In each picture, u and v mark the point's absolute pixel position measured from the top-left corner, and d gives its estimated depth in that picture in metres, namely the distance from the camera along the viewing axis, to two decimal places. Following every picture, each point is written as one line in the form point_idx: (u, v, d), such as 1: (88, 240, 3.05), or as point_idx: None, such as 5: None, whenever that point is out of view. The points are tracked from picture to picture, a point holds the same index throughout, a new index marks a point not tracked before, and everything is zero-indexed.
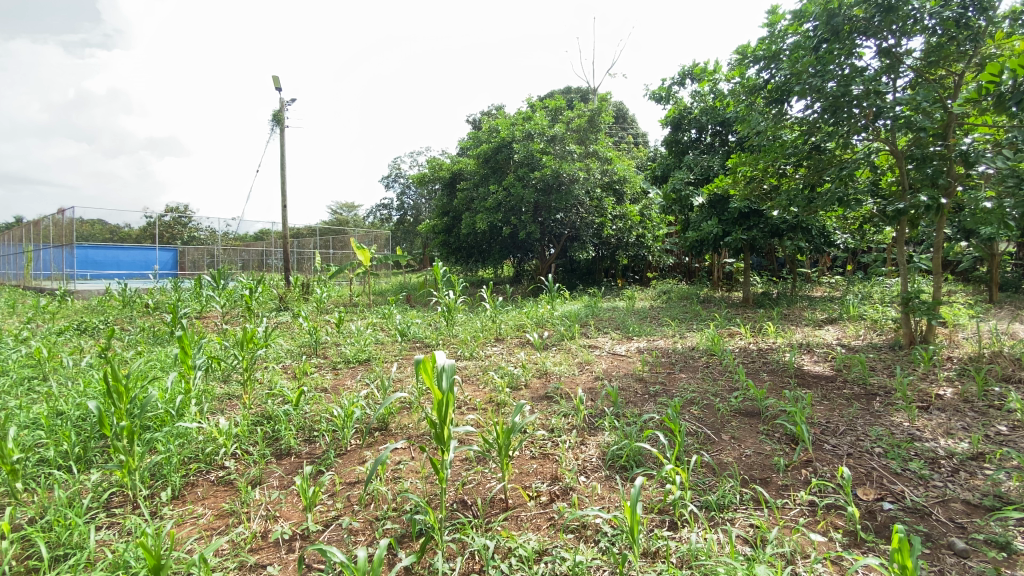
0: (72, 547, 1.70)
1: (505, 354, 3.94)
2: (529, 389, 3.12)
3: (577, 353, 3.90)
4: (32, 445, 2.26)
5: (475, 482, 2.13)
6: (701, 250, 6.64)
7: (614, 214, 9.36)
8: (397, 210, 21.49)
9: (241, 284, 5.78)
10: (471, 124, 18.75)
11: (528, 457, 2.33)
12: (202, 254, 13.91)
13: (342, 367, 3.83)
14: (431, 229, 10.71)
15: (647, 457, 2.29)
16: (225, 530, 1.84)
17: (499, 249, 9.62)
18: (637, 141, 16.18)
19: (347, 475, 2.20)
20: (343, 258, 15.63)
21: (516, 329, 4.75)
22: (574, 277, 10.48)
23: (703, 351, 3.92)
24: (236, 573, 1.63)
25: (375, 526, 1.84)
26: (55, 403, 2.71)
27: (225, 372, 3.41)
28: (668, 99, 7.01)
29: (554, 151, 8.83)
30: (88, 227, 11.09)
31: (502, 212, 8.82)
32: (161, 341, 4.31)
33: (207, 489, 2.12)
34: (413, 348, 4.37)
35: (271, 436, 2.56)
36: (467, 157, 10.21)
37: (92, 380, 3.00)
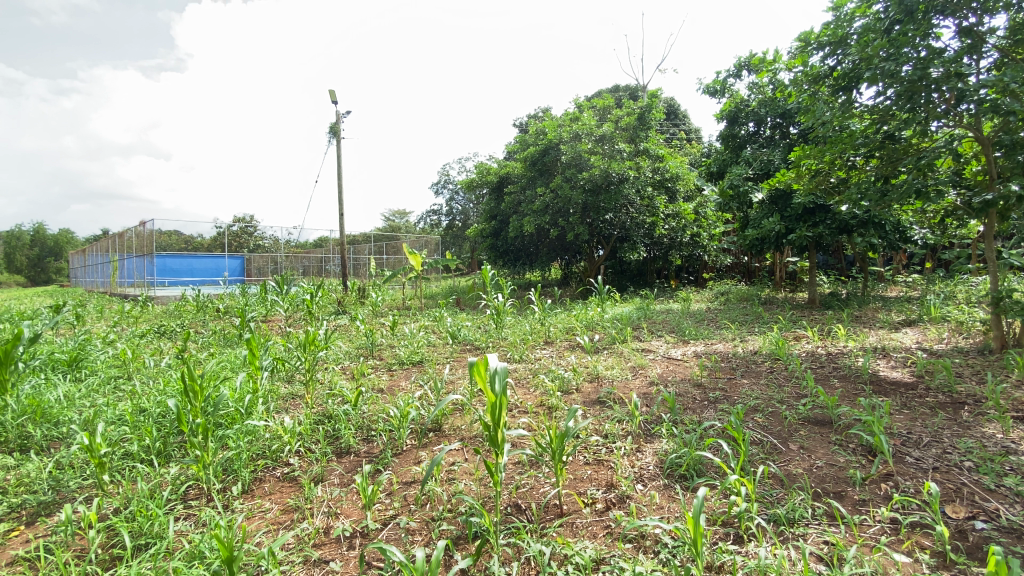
0: (153, 537, 1.82)
1: (555, 357, 3.90)
2: (581, 393, 3.07)
3: (629, 357, 3.80)
4: (119, 439, 2.46)
5: (529, 486, 2.11)
6: (760, 249, 6.33)
7: (666, 213, 9.03)
8: (447, 215, 21.94)
9: (302, 289, 6.05)
10: (518, 128, 18.84)
11: (582, 463, 2.28)
12: (267, 261, 14.73)
13: (396, 368, 3.94)
14: (479, 233, 10.83)
15: (708, 467, 2.19)
16: (291, 525, 1.91)
17: (548, 251, 9.60)
18: (689, 137, 15.65)
19: (403, 475, 2.24)
20: (396, 263, 16.05)
21: (566, 332, 4.71)
22: (625, 279, 10.28)
23: (766, 356, 3.72)
24: (301, 567, 1.69)
25: (431, 526, 1.85)
26: (138, 401, 2.93)
27: (288, 372, 3.57)
28: (723, 92, 6.74)
29: (603, 150, 8.63)
30: (166, 237, 12.02)
31: (550, 214, 8.79)
32: (230, 343, 4.58)
33: (274, 485, 2.22)
34: (463, 350, 4.41)
35: (332, 435, 2.65)
36: (514, 161, 10.27)
37: (170, 380, 3.23)
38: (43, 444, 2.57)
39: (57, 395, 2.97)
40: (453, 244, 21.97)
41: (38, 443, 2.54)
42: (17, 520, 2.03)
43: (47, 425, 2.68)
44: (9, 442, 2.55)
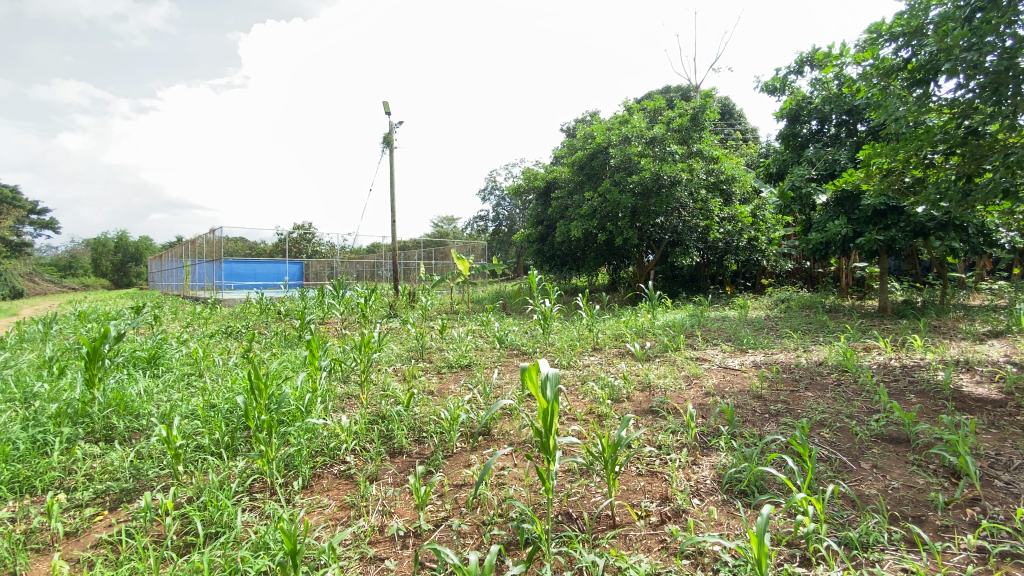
0: (222, 526, 1.92)
1: (604, 364, 3.83)
2: (632, 402, 3.00)
3: (683, 366, 3.68)
4: (192, 432, 2.63)
5: (580, 495, 2.07)
6: (823, 254, 5.99)
7: (721, 216, 8.71)
8: (494, 221, 22.20)
9: (356, 293, 6.28)
10: (566, 132, 18.84)
11: (635, 473, 2.22)
12: (324, 266, 15.40)
13: (446, 371, 4.00)
14: (525, 238, 10.86)
15: (771, 483, 2.08)
16: (348, 521, 1.97)
17: (595, 256, 9.48)
18: (745, 137, 15.06)
19: (454, 477, 2.26)
20: (444, 268, 16.34)
21: (615, 338, 4.62)
22: (677, 285, 10.12)
23: (832, 368, 3.49)
24: (358, 563, 1.73)
25: (482, 530, 1.86)
26: (209, 397, 3.12)
27: (345, 373, 3.70)
28: (783, 90, 6.46)
29: (653, 152, 8.46)
30: (233, 244, 12.82)
31: (598, 218, 8.70)
32: (291, 344, 4.82)
33: (331, 482, 2.30)
34: (511, 356, 4.40)
35: (385, 435, 2.72)
36: (561, 166, 10.27)
37: (237, 378, 3.42)
38: (126, 435, 2.78)
39: (139, 390, 3.21)
40: (499, 249, 22.14)
41: (121, 434, 2.75)
42: (103, 505, 2.20)
43: (129, 417, 2.89)
44: (96, 432, 2.78)
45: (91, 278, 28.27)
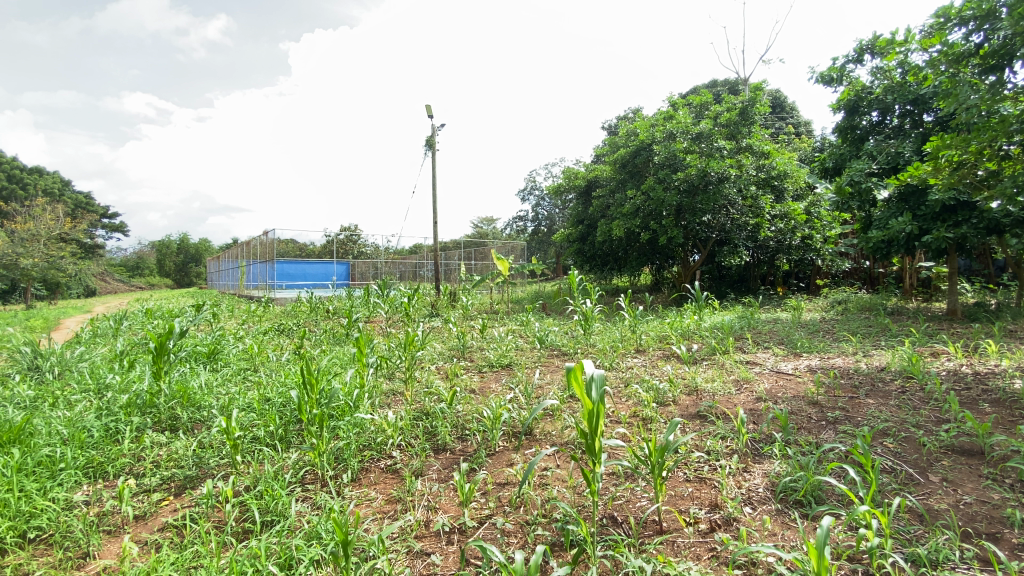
0: (277, 515, 2.00)
1: (649, 366, 3.75)
2: (678, 406, 2.92)
3: (731, 370, 3.56)
4: (249, 424, 2.77)
5: (625, 499, 2.03)
6: (884, 253, 5.64)
7: (772, 214, 8.36)
8: (533, 221, 22.23)
9: (400, 293, 6.43)
10: (607, 130, 18.64)
11: (682, 479, 2.16)
12: (369, 266, 15.85)
13: (486, 370, 4.03)
14: (566, 238, 10.80)
15: (829, 494, 1.98)
16: (395, 515, 2.01)
17: (638, 256, 9.31)
18: (798, 130, 14.44)
19: (497, 476, 2.26)
20: (484, 268, 16.47)
21: (659, 340, 4.52)
22: (724, 286, 9.79)
23: (896, 374, 3.28)
24: (405, 556, 1.77)
25: (526, 530, 1.85)
26: (264, 390, 3.27)
27: (390, 370, 3.79)
28: (841, 80, 6.14)
29: (699, 149, 8.24)
30: (284, 245, 13.40)
31: (641, 217, 8.51)
32: (339, 341, 4.99)
33: (378, 476, 2.36)
34: (551, 356, 4.37)
35: (429, 431, 2.77)
36: (603, 164, 10.17)
37: (289, 374, 3.56)
38: (188, 425, 2.95)
39: (200, 382, 3.41)
40: (539, 249, 22.16)
41: (184, 424, 2.93)
42: (168, 490, 2.34)
43: (192, 408, 3.07)
44: (163, 422, 2.97)
45: (155, 278, 30.20)
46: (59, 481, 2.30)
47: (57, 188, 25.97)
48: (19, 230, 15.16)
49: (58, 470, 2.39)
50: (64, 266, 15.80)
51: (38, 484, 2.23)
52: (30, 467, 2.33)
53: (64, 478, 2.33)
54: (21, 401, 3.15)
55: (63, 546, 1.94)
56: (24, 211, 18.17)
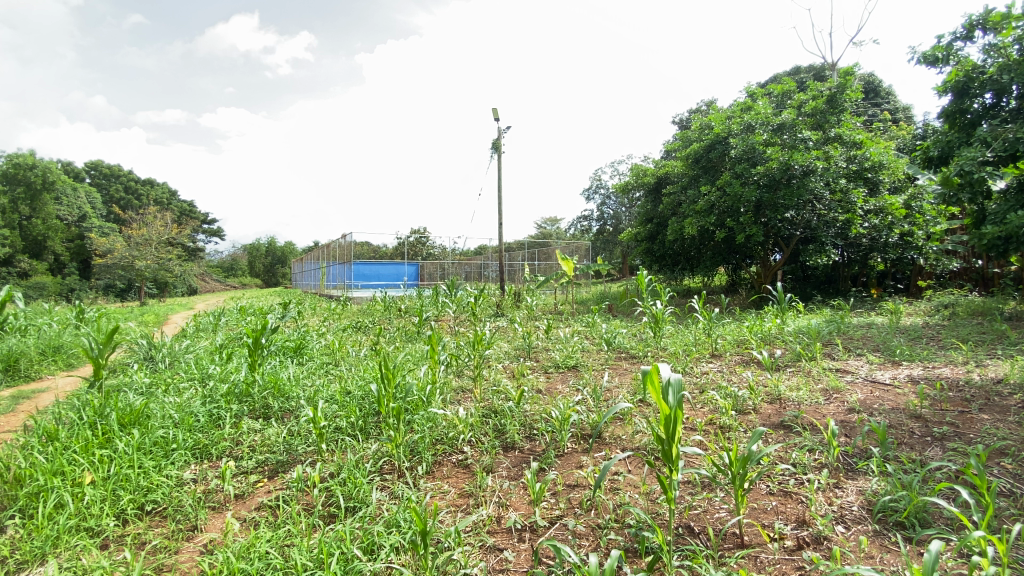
0: (359, 501, 2.13)
1: (726, 372, 3.58)
2: (759, 415, 2.77)
3: (819, 378, 3.32)
4: (333, 415, 2.96)
5: (702, 509, 1.96)
6: (1002, 252, 5.03)
7: (865, 209, 7.69)
8: (598, 220, 21.94)
9: (468, 293, 6.58)
10: (678, 124, 18.01)
11: (765, 492, 2.05)
12: (437, 267, 16.34)
13: (553, 370, 4.03)
14: (634, 237, 10.56)
15: (936, 517, 1.80)
16: (468, 508, 2.07)
17: (711, 255, 8.91)
18: (897, 116, 13.17)
19: (567, 477, 2.26)
20: (548, 269, 16.44)
21: (737, 345, 4.30)
22: (809, 287, 9.15)
23: (1016, 387, 2.91)
24: (479, 550, 1.81)
25: (599, 533, 1.84)
26: (345, 384, 3.48)
27: (460, 367, 3.89)
28: (947, 60, 5.55)
29: (781, 140, 7.77)
30: (360, 247, 14.14)
31: (716, 214, 8.15)
32: (411, 338, 5.19)
33: (451, 470, 2.44)
34: (620, 359, 4.29)
35: (499, 430, 2.82)
36: (674, 159, 9.88)
37: (368, 368, 3.77)
38: (279, 414, 3.20)
39: (290, 374, 3.69)
40: (604, 249, 21.81)
41: (276, 412, 3.18)
42: (263, 473, 2.55)
43: (282, 398, 3.33)
44: (257, 410, 3.24)
45: (245, 278, 32.87)
46: (172, 460, 2.58)
47: (166, 196, 29.00)
48: (135, 234, 17.05)
49: (171, 450, 2.68)
50: (171, 267, 17.60)
51: (155, 462, 2.51)
52: (148, 446, 2.62)
53: (176, 457, 2.60)
54: (140, 387, 3.55)
55: (175, 519, 2.17)
56: (138, 217, 20.40)
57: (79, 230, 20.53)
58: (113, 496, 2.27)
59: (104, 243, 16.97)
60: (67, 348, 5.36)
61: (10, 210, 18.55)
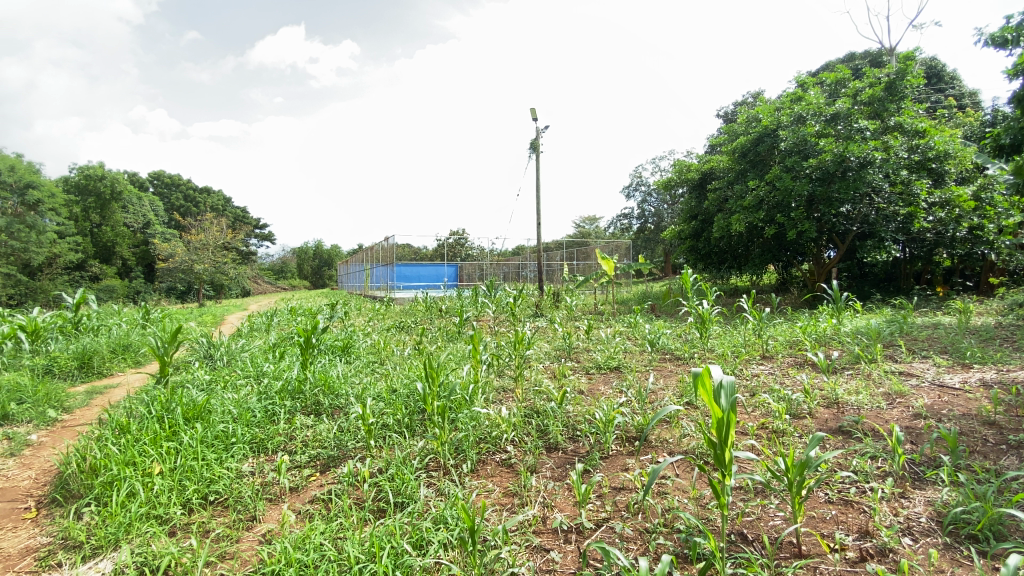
0: (407, 497, 2.18)
1: (777, 375, 3.44)
2: (814, 419, 2.66)
3: (880, 381, 3.14)
4: (381, 412, 3.05)
5: (755, 516, 1.89)
6: None
7: (928, 202, 7.21)
8: (638, 218, 21.59)
9: (507, 293, 6.61)
10: (723, 117, 17.48)
11: (823, 500, 1.96)
12: (476, 268, 16.53)
13: (594, 371, 4.00)
14: (677, 235, 10.34)
15: (1017, 532, 1.67)
16: (514, 507, 2.08)
17: (759, 252, 8.59)
18: (964, 102, 12.30)
19: (612, 480, 2.23)
20: (587, 268, 16.29)
21: (789, 346, 4.14)
22: (867, 285, 8.67)
23: None
24: (526, 549, 1.82)
25: (647, 538, 1.81)
26: (391, 382, 3.57)
27: (501, 367, 3.93)
28: (1018, 41, 5.13)
29: (835, 131, 7.41)
30: (403, 249, 14.47)
31: (765, 210, 7.85)
32: (453, 338, 5.27)
33: (494, 469, 2.46)
34: (664, 360, 4.20)
35: (541, 430, 2.83)
36: (719, 154, 9.67)
37: (413, 367, 3.85)
38: (330, 410, 3.32)
39: (339, 372, 3.82)
40: (644, 248, 21.45)
41: (327, 409, 3.30)
42: (315, 467, 2.65)
43: (332, 395, 3.45)
44: (309, 406, 3.38)
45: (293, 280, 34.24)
46: (232, 453, 2.73)
47: (221, 203, 30.58)
48: (193, 239, 18.05)
49: (231, 443, 2.82)
50: (227, 270, 18.53)
51: (217, 455, 2.66)
52: (210, 440, 2.78)
53: (235, 451, 2.74)
54: (201, 383, 3.77)
55: (236, 509, 2.29)
56: (197, 224, 21.59)
57: (143, 236, 21.91)
58: (180, 486, 2.42)
59: (165, 248, 18.06)
60: (135, 346, 5.74)
61: (84, 218, 20.02)
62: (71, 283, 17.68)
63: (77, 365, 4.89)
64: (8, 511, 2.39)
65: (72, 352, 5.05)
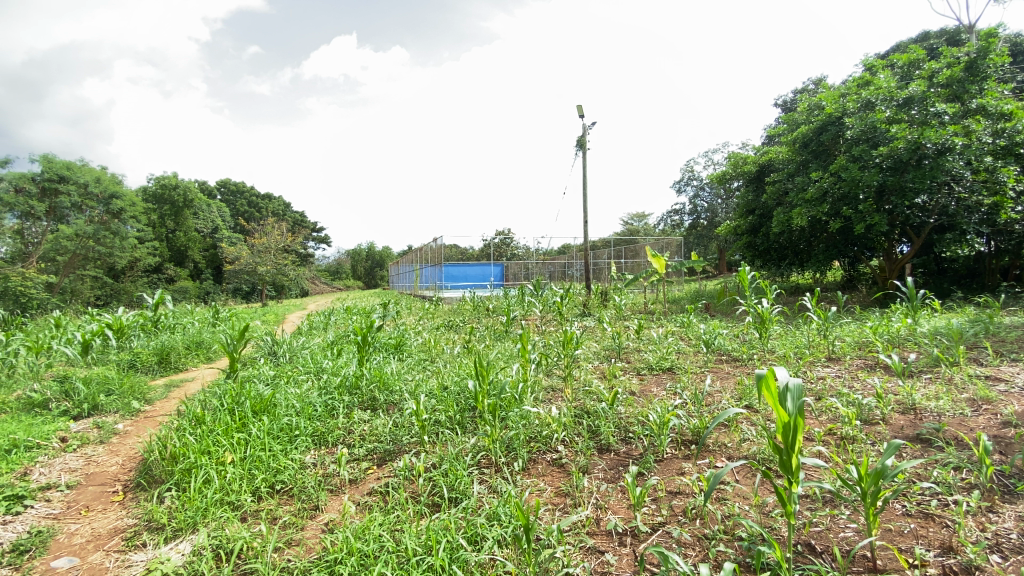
0: (460, 493, 2.22)
1: (846, 378, 3.25)
2: (889, 426, 2.49)
3: (963, 386, 2.90)
4: (434, 408, 3.12)
5: (824, 527, 1.79)
6: None
7: (1017, 190, 6.57)
8: (690, 214, 20.96)
9: (554, 292, 6.59)
10: (782, 107, 16.67)
11: (900, 513, 1.84)
12: (521, 268, 16.60)
13: (646, 372, 3.92)
14: (732, 231, 9.97)
15: None
16: (567, 508, 2.07)
17: (823, 248, 8.12)
18: None
19: (668, 483, 2.18)
20: (636, 267, 15.95)
21: (858, 347, 3.90)
22: (945, 282, 8.02)
23: None
24: (581, 551, 1.80)
25: (706, 544, 1.75)
26: (442, 379, 3.65)
27: (550, 366, 3.92)
28: None
29: (908, 116, 6.88)
30: (450, 249, 14.71)
31: (829, 203, 7.41)
32: (501, 337, 5.32)
33: (545, 468, 2.46)
34: (720, 361, 4.05)
35: (593, 430, 2.80)
36: (778, 145, 9.20)
37: (463, 365, 3.92)
38: (385, 406, 3.44)
39: (394, 370, 3.94)
40: (697, 244, 20.80)
41: (382, 405, 3.42)
42: (372, 460, 2.75)
43: (386, 392, 3.57)
44: (366, 401, 3.51)
45: (347, 280, 35.62)
46: (296, 445, 2.88)
47: (281, 208, 32.23)
48: (256, 243, 19.11)
49: (295, 435, 2.98)
50: (287, 271, 19.53)
51: (282, 446, 2.81)
52: (275, 432, 2.94)
53: (299, 443, 2.89)
54: (267, 378, 3.99)
55: (301, 498, 2.41)
56: (259, 228, 22.86)
57: (212, 240, 23.45)
58: (249, 474, 2.57)
59: (232, 252, 19.23)
60: (207, 343, 6.15)
61: (160, 224, 21.65)
62: (149, 284, 19.18)
63: (156, 360, 5.29)
64: (100, 493, 2.63)
65: (152, 348, 5.47)
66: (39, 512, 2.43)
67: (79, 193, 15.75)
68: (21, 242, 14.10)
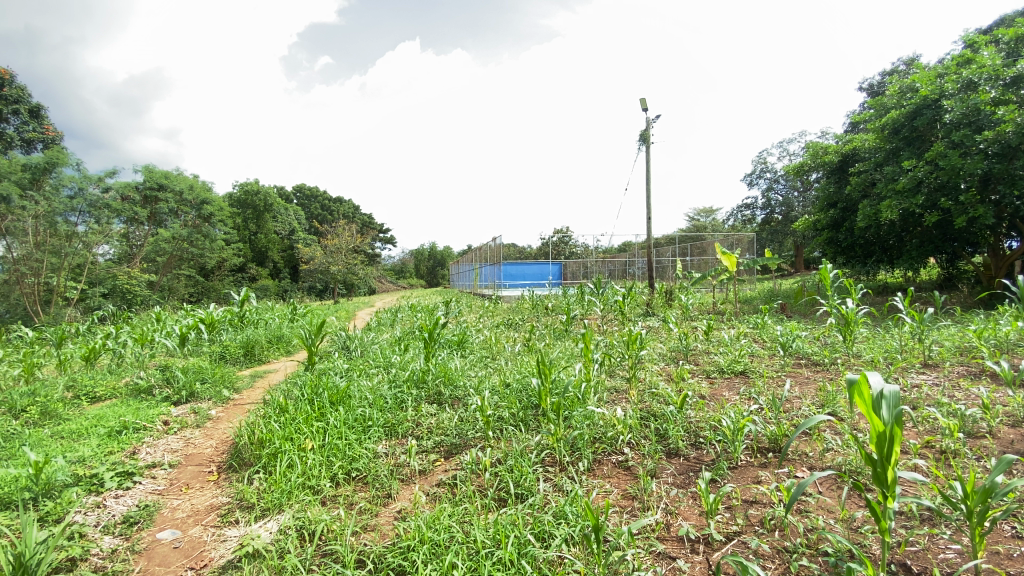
0: (525, 490, 2.25)
1: (945, 387, 2.96)
2: (998, 439, 2.25)
3: None
4: (498, 404, 3.17)
5: (921, 547, 1.65)
6: None
7: None
8: (763, 209, 19.84)
9: (615, 292, 6.47)
10: (868, 91, 15.40)
11: (1009, 535, 1.66)
12: (580, 267, 16.42)
13: (716, 375, 3.76)
14: (811, 225, 9.34)
15: None
16: (635, 510, 2.04)
17: (916, 244, 7.43)
18: None
19: (744, 492, 2.09)
20: (702, 265, 15.30)
21: (960, 353, 3.54)
22: None
23: None
24: (650, 555, 1.77)
25: (787, 557, 1.67)
26: (505, 376, 3.70)
27: (613, 367, 3.86)
28: None
29: (1018, 97, 6.23)
30: (509, 249, 14.80)
31: (924, 194, 6.74)
32: (561, 335, 5.29)
33: (612, 469, 2.44)
34: (799, 365, 3.81)
35: (660, 433, 2.74)
36: (864, 132, 8.48)
37: (526, 363, 3.95)
38: (451, 401, 3.54)
39: (459, 366, 4.05)
40: (771, 240, 19.64)
41: (448, 400, 3.52)
42: (440, 453, 2.85)
43: (452, 387, 3.67)
44: (433, 396, 3.63)
45: (411, 278, 36.83)
46: (370, 435, 3.03)
47: (351, 210, 33.88)
48: (329, 243, 20.23)
49: (368, 426, 3.14)
50: (357, 270, 20.48)
51: (357, 436, 2.97)
52: (351, 422, 3.11)
53: (372, 433, 3.04)
54: (341, 371, 4.22)
55: (375, 486, 2.53)
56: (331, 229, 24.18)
57: (289, 241, 25.08)
58: (328, 461, 2.74)
59: (307, 252, 20.48)
60: (286, 338, 6.59)
61: (244, 227, 23.44)
62: (235, 283, 20.82)
63: (243, 353, 5.74)
64: (197, 473, 2.90)
65: (239, 341, 5.93)
66: (146, 488, 2.71)
67: (176, 200, 17.18)
68: (127, 244, 15.62)
